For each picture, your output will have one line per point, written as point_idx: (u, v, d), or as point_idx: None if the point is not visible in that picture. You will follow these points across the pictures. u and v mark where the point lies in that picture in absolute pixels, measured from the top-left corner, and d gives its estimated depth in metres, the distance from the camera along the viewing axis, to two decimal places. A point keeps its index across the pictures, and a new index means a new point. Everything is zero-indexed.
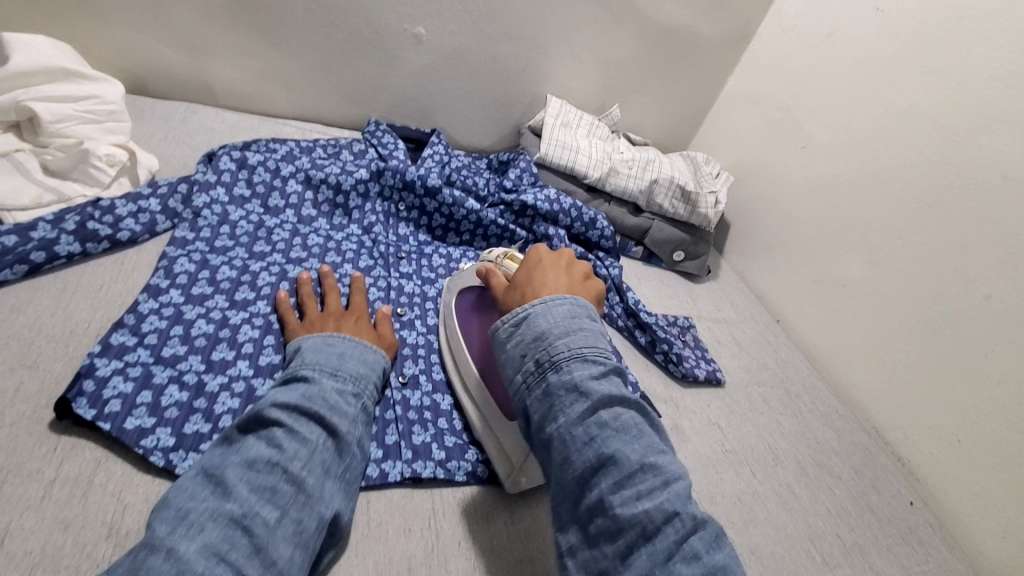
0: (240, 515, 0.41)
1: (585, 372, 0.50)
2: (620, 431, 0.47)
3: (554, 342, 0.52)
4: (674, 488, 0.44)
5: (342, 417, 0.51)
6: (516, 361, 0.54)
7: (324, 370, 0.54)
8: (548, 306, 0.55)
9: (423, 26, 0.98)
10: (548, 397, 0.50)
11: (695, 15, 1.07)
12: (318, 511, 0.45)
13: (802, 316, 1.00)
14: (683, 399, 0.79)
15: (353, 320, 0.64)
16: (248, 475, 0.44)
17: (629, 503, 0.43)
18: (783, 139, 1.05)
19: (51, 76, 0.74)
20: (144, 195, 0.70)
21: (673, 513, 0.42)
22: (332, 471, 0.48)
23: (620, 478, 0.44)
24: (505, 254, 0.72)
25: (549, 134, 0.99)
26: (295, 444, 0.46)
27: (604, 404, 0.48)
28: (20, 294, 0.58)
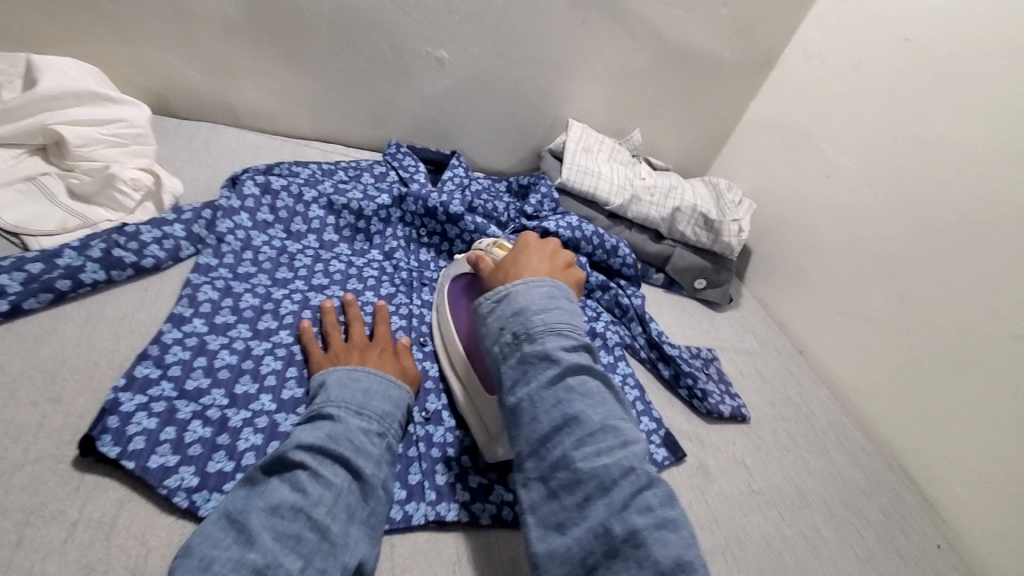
0: (263, 565, 0.40)
1: (557, 342, 0.51)
2: (586, 396, 0.48)
3: (530, 316, 0.53)
4: (632, 448, 0.45)
5: (366, 458, 0.50)
6: (494, 334, 0.55)
7: (349, 408, 0.53)
8: (527, 285, 0.56)
9: (446, 50, 0.98)
10: (522, 365, 0.51)
11: (719, 41, 1.07)
12: (342, 560, 0.44)
13: (826, 348, 0.98)
14: (708, 436, 0.78)
15: (379, 352, 0.63)
16: (272, 521, 0.43)
17: (590, 459, 0.44)
18: (807, 167, 1.04)
19: (79, 99, 0.74)
20: (169, 220, 0.69)
21: (630, 469, 0.43)
22: (357, 516, 0.47)
23: (582, 437, 0.45)
24: (495, 244, 0.73)
25: (570, 159, 0.99)
26: (319, 487, 0.46)
27: (573, 372, 0.49)
28: (45, 323, 0.57)
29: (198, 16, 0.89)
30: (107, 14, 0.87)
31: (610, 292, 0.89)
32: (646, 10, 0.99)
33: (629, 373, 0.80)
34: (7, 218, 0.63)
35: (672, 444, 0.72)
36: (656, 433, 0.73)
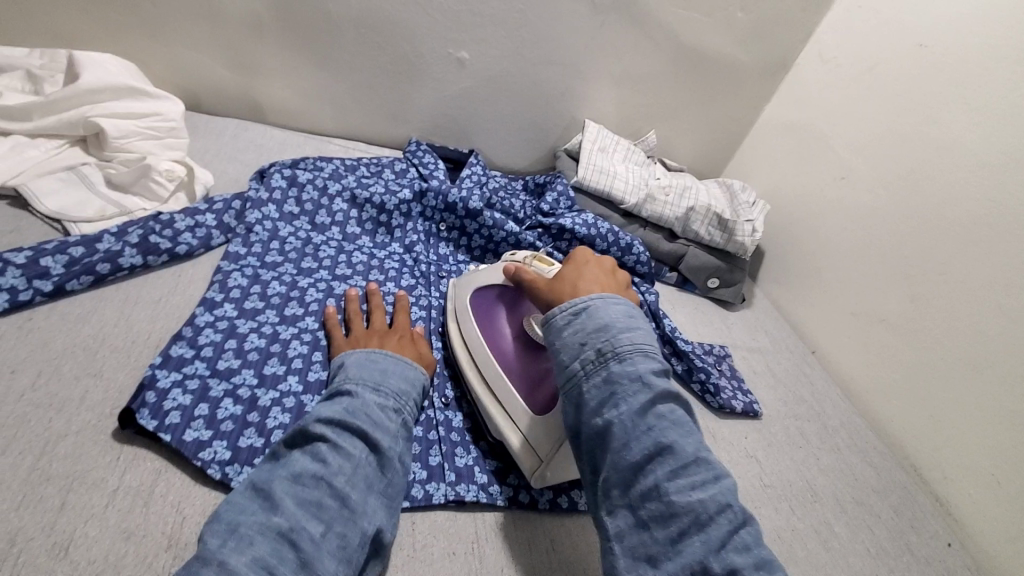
0: (287, 529, 0.42)
1: (646, 365, 0.51)
2: (676, 425, 0.49)
3: (616, 335, 0.53)
4: (724, 482, 0.46)
5: (383, 432, 0.51)
6: (576, 349, 0.54)
7: (366, 385, 0.54)
8: (607, 301, 0.57)
9: (467, 51, 1.01)
10: (609, 385, 0.51)
11: (735, 45, 1.08)
12: (361, 526, 0.45)
13: (839, 349, 0.99)
14: (720, 430, 0.79)
15: (399, 338, 0.64)
16: (296, 489, 0.44)
17: (684, 492, 0.45)
18: (821, 170, 1.05)
19: (117, 93, 0.77)
20: (201, 210, 0.72)
21: (726, 504, 0.44)
22: (375, 487, 0.48)
23: (676, 469, 0.46)
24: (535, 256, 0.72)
25: (586, 159, 1.01)
26: (340, 458, 0.47)
27: (663, 399, 0.50)
28: (85, 304, 0.60)
29: (229, 17, 0.92)
30: (144, 13, 0.90)
31: None
32: (663, 13, 1.01)
33: None
34: (50, 205, 0.67)
35: None
36: None
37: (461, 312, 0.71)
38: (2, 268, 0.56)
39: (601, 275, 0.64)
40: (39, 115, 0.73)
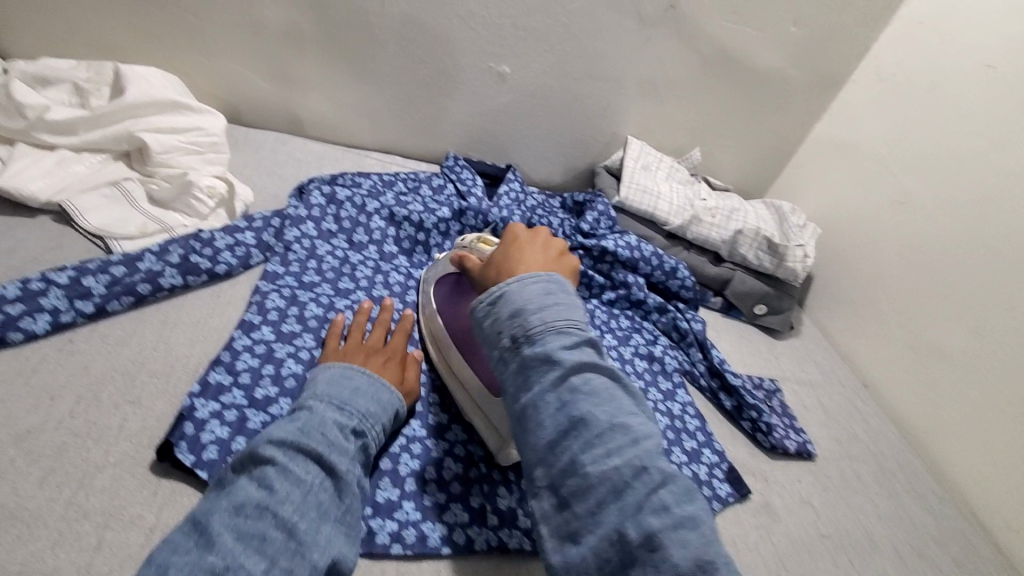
0: (223, 569, 0.36)
1: (557, 341, 0.44)
2: (592, 394, 0.42)
3: (526, 314, 0.46)
4: (645, 444, 0.40)
5: (341, 455, 0.47)
6: (493, 337, 0.47)
7: (330, 403, 0.51)
8: (521, 280, 0.48)
9: (508, 65, 0.98)
10: (522, 371, 0.44)
11: (786, 61, 1.03)
12: (312, 560, 0.40)
13: (895, 383, 0.93)
14: (771, 471, 0.74)
15: (384, 359, 0.62)
16: (235, 523, 0.39)
17: (600, 461, 0.39)
18: (876, 192, 1.00)
19: (161, 109, 0.76)
20: (241, 228, 0.71)
21: (642, 468, 0.38)
22: (331, 515, 0.43)
23: (590, 439, 0.40)
24: (480, 238, 0.73)
25: (629, 177, 0.97)
26: (288, 483, 0.42)
27: (577, 370, 0.43)
28: (125, 325, 0.59)
29: (271, 30, 0.91)
30: (188, 26, 0.90)
31: (668, 315, 0.88)
32: (711, 27, 0.97)
33: (689, 402, 0.78)
34: (92, 222, 0.66)
35: (736, 479, 0.69)
36: (719, 467, 0.71)
37: (426, 302, 0.72)
38: (46, 288, 0.56)
39: (529, 251, 0.55)
40: (84, 129, 0.72)
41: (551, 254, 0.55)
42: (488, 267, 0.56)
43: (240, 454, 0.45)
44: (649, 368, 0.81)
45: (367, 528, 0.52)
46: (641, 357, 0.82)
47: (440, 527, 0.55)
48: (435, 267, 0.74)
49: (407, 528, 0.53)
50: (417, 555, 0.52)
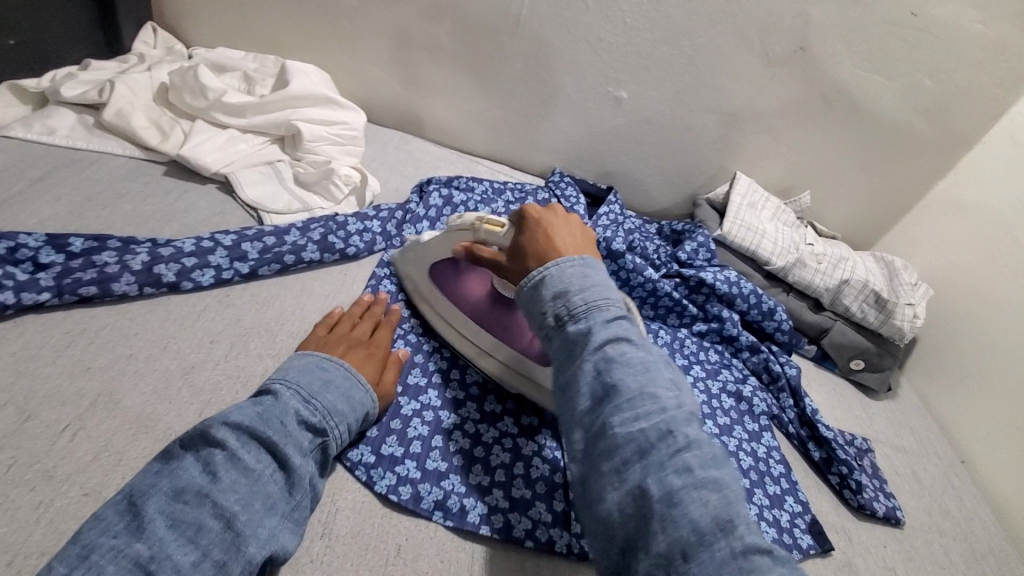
0: (148, 558, 0.36)
1: (593, 314, 0.44)
2: (625, 362, 0.41)
3: (565, 291, 0.46)
4: (674, 411, 0.39)
5: (296, 448, 0.46)
6: (532, 314, 0.48)
7: (296, 393, 0.50)
8: (559, 263, 0.48)
9: (626, 90, 1.01)
10: (561, 344, 0.45)
11: (916, 114, 0.99)
12: (247, 552, 0.40)
13: (999, 466, 0.86)
14: (856, 532, 0.71)
15: (367, 354, 0.59)
16: (171, 508, 0.39)
17: (627, 423, 0.38)
18: (1000, 260, 0.93)
19: (315, 101, 0.85)
20: (370, 216, 0.78)
21: (668, 431, 0.38)
22: (276, 508, 0.44)
23: (618, 403, 0.39)
24: (482, 219, 0.59)
25: (734, 213, 0.97)
26: (234, 474, 0.42)
27: (611, 341, 0.42)
28: (271, 289, 0.66)
29: (411, 40, 1.00)
30: (342, 30, 1.00)
31: (760, 355, 0.86)
32: (839, 72, 0.96)
33: (775, 447, 0.76)
34: (250, 195, 0.75)
35: (819, 534, 0.67)
36: (802, 517, 0.69)
37: (426, 285, 0.69)
38: (213, 248, 0.63)
39: (561, 231, 0.53)
40: (250, 113, 0.82)
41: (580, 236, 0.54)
42: (524, 258, 0.53)
43: (191, 429, 0.45)
44: (736, 407, 0.80)
45: (459, 505, 0.53)
46: (728, 393, 0.81)
47: (527, 520, 0.54)
48: (422, 246, 0.67)
49: (495, 513, 0.54)
50: (504, 541, 0.52)
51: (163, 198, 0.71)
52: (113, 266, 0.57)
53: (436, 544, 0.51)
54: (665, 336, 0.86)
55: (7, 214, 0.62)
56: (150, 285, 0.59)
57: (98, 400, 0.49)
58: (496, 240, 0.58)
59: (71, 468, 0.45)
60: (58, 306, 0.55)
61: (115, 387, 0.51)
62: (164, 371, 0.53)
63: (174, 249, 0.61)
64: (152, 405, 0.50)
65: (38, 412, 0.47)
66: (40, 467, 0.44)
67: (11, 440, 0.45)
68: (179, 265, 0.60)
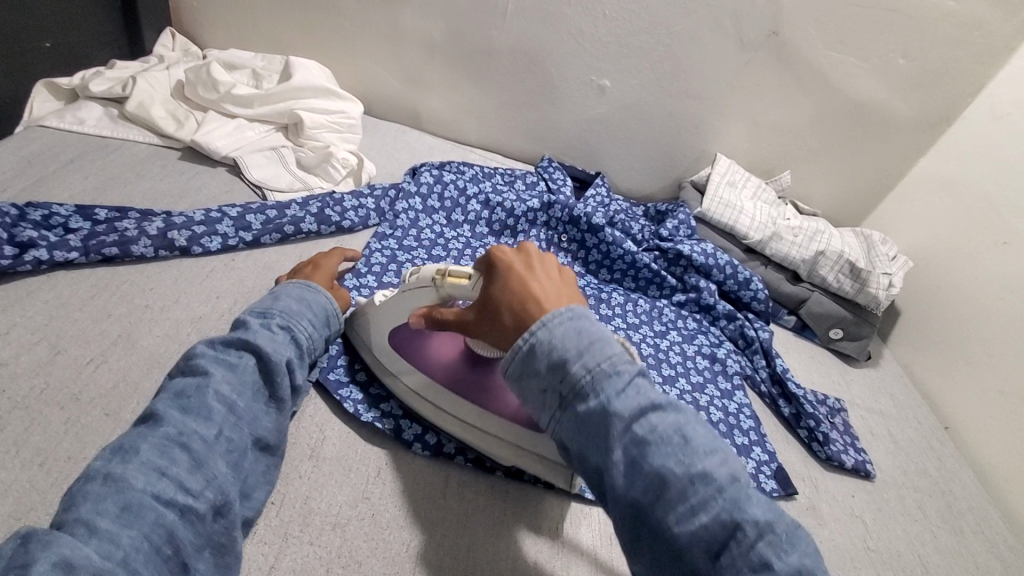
0: (177, 434, 0.44)
1: (612, 390, 0.44)
2: (661, 445, 0.41)
3: (571, 366, 0.45)
4: (728, 493, 0.39)
5: (266, 340, 0.53)
6: (540, 393, 0.47)
7: (253, 312, 0.56)
8: (548, 325, 0.47)
9: (610, 79, 1.07)
10: (583, 429, 0.45)
11: (892, 93, 1.03)
12: (245, 432, 0.48)
13: (979, 428, 0.88)
14: (823, 481, 0.75)
15: (310, 268, 0.67)
16: (178, 401, 0.46)
17: (685, 520, 0.39)
18: (975, 231, 0.96)
19: (316, 93, 0.93)
20: (365, 195, 0.85)
21: (733, 523, 0.38)
22: (262, 394, 0.51)
23: (669, 498, 0.40)
24: (444, 274, 0.54)
25: (713, 190, 1.01)
26: (223, 369, 0.49)
27: (637, 418, 0.43)
28: (271, 256, 0.73)
29: (408, 37, 1.07)
30: (343, 30, 1.08)
31: (736, 322, 0.90)
32: (814, 55, 1.00)
33: (746, 403, 0.80)
34: (255, 175, 0.82)
35: (784, 479, 0.71)
36: (768, 465, 0.73)
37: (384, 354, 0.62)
38: (221, 218, 0.71)
39: (538, 282, 0.51)
40: (257, 104, 0.90)
41: (554, 280, 0.52)
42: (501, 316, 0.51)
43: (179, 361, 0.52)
44: (710, 367, 0.84)
45: (436, 439, 0.59)
46: (703, 355, 0.85)
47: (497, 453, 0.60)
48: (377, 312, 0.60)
49: (469, 446, 0.60)
50: (476, 467, 0.58)
51: (178, 177, 0.79)
52: (132, 231, 0.64)
53: (413, 470, 0.57)
54: (644, 305, 0.91)
55: (43, 189, 0.70)
56: (165, 248, 0.66)
57: (118, 340, 0.56)
58: (463, 293, 0.53)
59: (96, 392, 0.52)
60: (84, 265, 0.63)
61: (132, 330, 0.58)
62: (176, 320, 0.60)
63: (186, 218, 0.69)
64: (165, 346, 0.57)
65: (67, 347, 0.54)
66: (69, 390, 0.51)
67: (46, 369, 0.52)
68: (190, 231, 0.68)
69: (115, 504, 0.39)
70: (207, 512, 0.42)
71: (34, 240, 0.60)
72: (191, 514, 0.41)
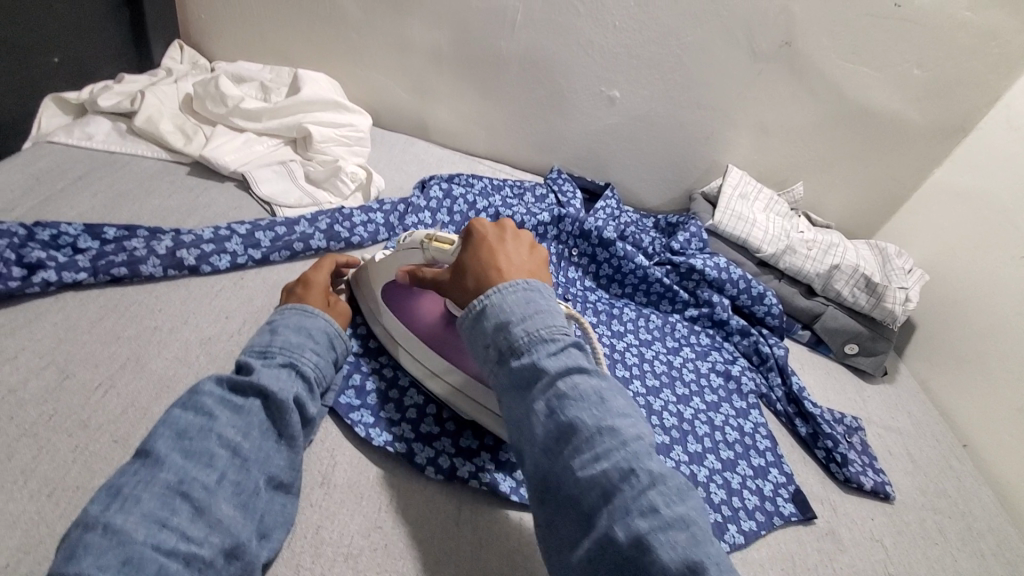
0: (177, 482, 0.43)
1: (543, 350, 0.46)
2: (580, 399, 0.43)
3: (510, 327, 0.47)
4: (632, 446, 0.41)
5: (271, 379, 0.52)
6: (481, 352, 0.49)
7: (253, 350, 0.55)
8: (501, 291, 0.49)
9: (620, 90, 1.05)
10: (512, 384, 0.47)
11: (906, 104, 1.01)
12: (254, 474, 0.47)
13: (999, 447, 0.87)
14: (842, 504, 0.73)
15: (301, 287, 0.65)
16: (181, 444, 0.45)
17: (587, 465, 0.41)
18: (993, 245, 0.94)
19: (325, 106, 0.92)
20: (375, 209, 0.84)
21: (630, 471, 0.40)
22: (271, 433, 0.50)
23: (578, 445, 0.42)
24: (430, 237, 0.59)
25: (725, 203, 1.00)
26: (228, 412, 0.48)
27: (561, 376, 0.45)
28: (281, 273, 0.72)
29: (416, 48, 1.06)
30: (352, 42, 1.07)
31: (750, 338, 0.89)
32: (827, 66, 0.99)
33: (762, 423, 0.79)
34: (264, 190, 0.81)
35: (802, 503, 0.69)
36: (786, 488, 0.71)
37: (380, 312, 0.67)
38: (229, 236, 0.70)
39: (507, 250, 0.55)
40: (266, 118, 0.89)
41: (524, 252, 0.56)
42: (464, 273, 0.54)
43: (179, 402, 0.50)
44: (724, 385, 0.83)
45: (450, 463, 0.58)
46: (717, 372, 0.84)
47: (511, 479, 0.59)
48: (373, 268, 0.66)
49: (483, 471, 0.59)
50: (490, 494, 0.57)
51: (187, 193, 0.79)
52: (140, 251, 0.64)
53: (426, 498, 0.56)
54: (656, 321, 0.89)
55: (51, 208, 0.70)
56: (173, 267, 0.65)
57: (127, 363, 0.56)
58: (444, 256, 0.58)
59: (104, 419, 0.51)
60: (93, 285, 0.62)
61: (141, 353, 0.57)
62: (185, 341, 0.60)
63: (195, 236, 0.68)
64: (174, 369, 0.57)
65: (76, 371, 0.54)
66: (77, 417, 0.50)
67: (54, 395, 0.51)
68: (199, 250, 0.67)
69: (116, 557, 0.37)
70: (215, 558, 0.42)
71: (42, 261, 0.59)
72: (196, 562, 0.40)
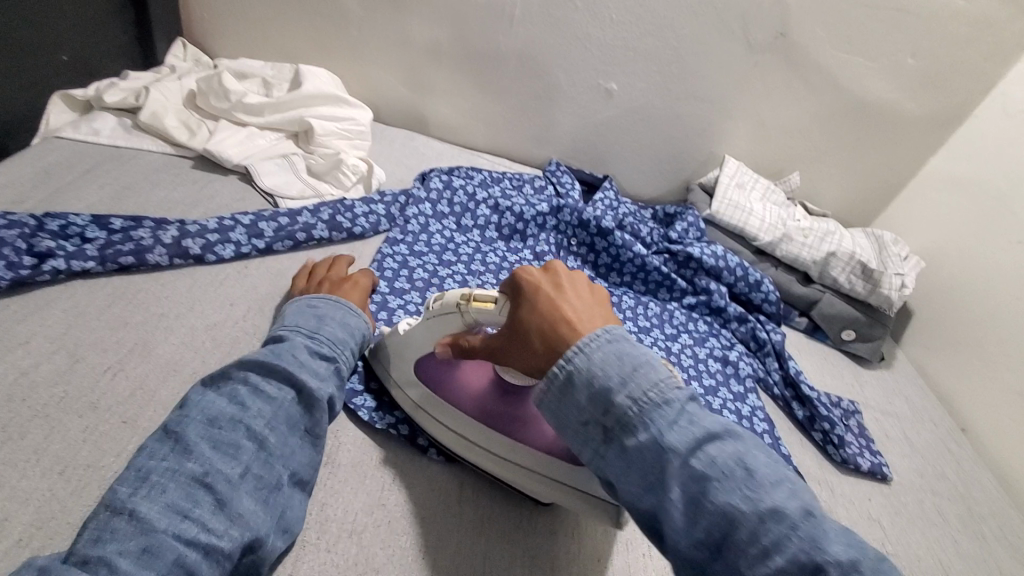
0: (202, 473, 0.43)
1: (660, 420, 0.39)
2: (723, 478, 0.36)
3: (614, 396, 0.40)
4: (806, 530, 0.34)
5: (312, 375, 0.53)
6: (580, 428, 0.42)
7: (302, 332, 0.57)
8: (584, 349, 0.42)
9: (617, 83, 1.07)
10: (630, 466, 0.39)
11: (900, 93, 1.02)
12: (277, 469, 0.47)
13: (998, 430, 0.87)
14: (841, 485, 0.74)
15: (349, 282, 0.67)
16: (211, 433, 0.45)
17: (761, 566, 0.33)
18: (989, 232, 0.95)
19: (326, 101, 0.93)
20: (376, 200, 0.85)
21: (817, 567, 0.32)
22: (298, 428, 0.50)
23: (739, 539, 0.34)
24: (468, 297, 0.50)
25: (722, 193, 1.01)
26: (261, 402, 0.49)
27: (693, 451, 0.37)
28: (284, 263, 0.73)
29: (415, 44, 1.08)
30: (352, 38, 1.09)
31: (747, 325, 0.90)
32: (821, 57, 1.00)
33: (760, 406, 0.80)
34: (267, 182, 0.83)
35: None
36: None
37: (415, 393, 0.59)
38: (233, 226, 0.71)
39: (570, 302, 0.45)
40: (268, 112, 0.90)
41: (590, 299, 0.46)
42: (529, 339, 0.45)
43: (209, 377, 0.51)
44: (722, 370, 0.84)
45: None
46: (715, 358, 0.85)
47: None
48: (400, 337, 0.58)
49: None
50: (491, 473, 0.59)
51: (191, 186, 0.80)
52: (147, 240, 0.65)
53: (430, 479, 0.57)
54: (655, 308, 0.90)
55: (60, 201, 0.71)
56: (179, 256, 0.67)
57: (134, 348, 0.57)
58: (489, 317, 0.50)
59: (112, 401, 0.52)
60: (101, 274, 0.63)
61: (148, 339, 0.58)
62: (190, 327, 0.61)
63: (200, 227, 0.69)
64: (180, 354, 0.58)
65: (86, 356, 0.55)
66: (88, 399, 0.52)
67: (64, 378, 0.53)
68: (205, 239, 0.68)
69: (138, 544, 0.38)
70: (233, 552, 0.42)
71: (52, 250, 0.60)
72: (215, 554, 0.40)
